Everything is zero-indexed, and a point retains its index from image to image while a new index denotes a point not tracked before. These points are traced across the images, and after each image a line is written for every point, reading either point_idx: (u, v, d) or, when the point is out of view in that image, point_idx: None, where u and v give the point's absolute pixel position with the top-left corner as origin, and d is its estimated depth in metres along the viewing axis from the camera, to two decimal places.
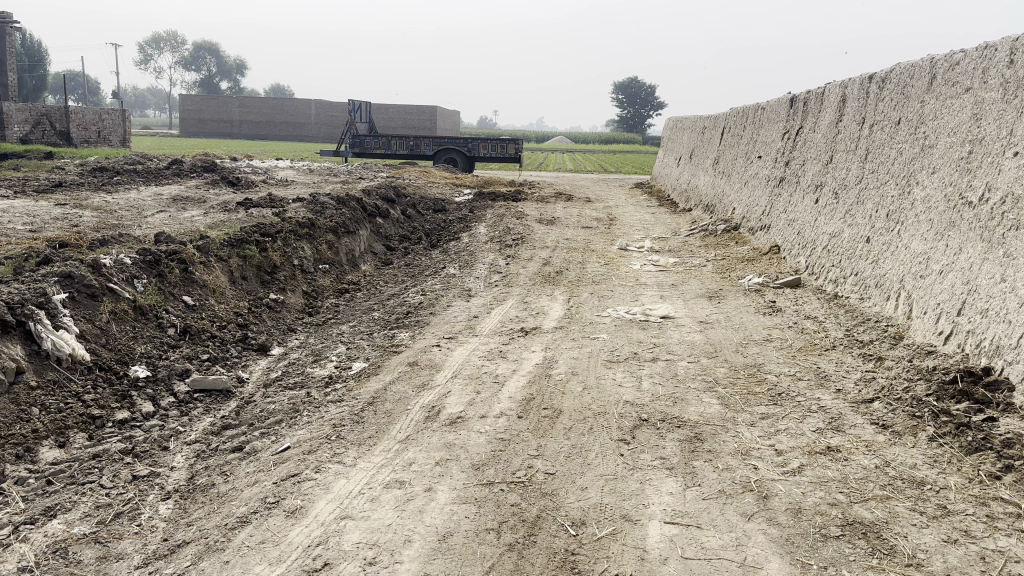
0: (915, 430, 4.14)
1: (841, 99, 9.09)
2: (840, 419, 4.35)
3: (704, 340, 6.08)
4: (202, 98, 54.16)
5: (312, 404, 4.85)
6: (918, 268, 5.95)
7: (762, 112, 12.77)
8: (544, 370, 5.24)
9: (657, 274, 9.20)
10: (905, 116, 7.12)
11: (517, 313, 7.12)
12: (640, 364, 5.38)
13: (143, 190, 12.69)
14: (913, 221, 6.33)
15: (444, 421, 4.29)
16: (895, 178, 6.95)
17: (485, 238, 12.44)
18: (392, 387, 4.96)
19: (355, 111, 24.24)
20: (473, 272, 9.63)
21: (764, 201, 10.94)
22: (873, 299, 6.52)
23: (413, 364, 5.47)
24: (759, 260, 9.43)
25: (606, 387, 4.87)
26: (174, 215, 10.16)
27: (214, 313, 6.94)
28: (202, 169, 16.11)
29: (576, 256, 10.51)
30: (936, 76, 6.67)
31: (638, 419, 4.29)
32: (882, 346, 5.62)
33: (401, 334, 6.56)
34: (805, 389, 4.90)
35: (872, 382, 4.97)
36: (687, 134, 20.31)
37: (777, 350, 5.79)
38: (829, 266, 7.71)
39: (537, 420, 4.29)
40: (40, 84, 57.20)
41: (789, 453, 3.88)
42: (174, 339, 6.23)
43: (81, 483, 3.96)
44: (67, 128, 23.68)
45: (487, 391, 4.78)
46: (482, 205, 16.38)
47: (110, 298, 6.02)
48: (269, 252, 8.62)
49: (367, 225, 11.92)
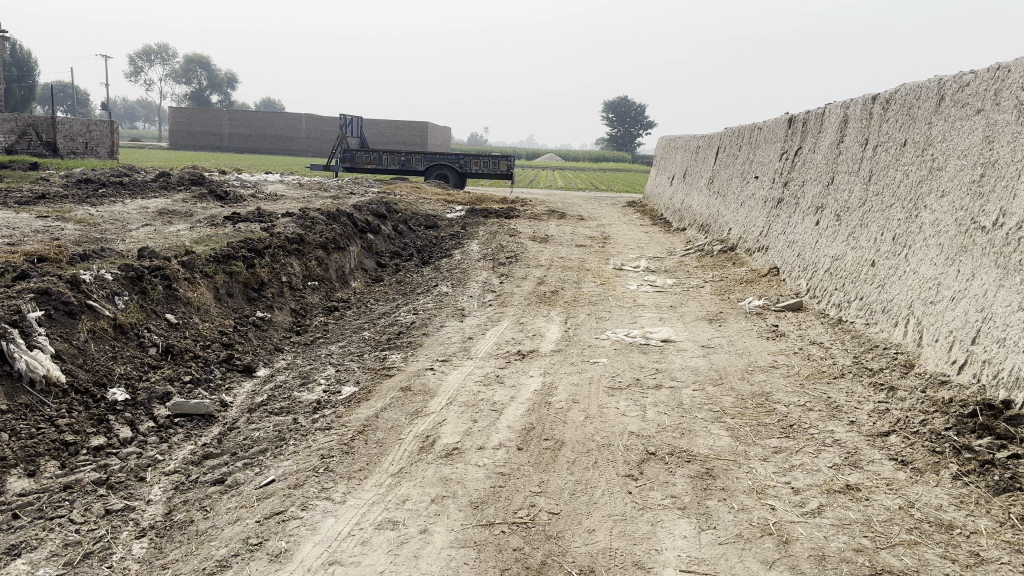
0: (938, 468, 3.93)
1: (842, 119, 8.95)
2: (856, 455, 4.14)
3: (707, 365, 5.87)
4: (192, 111, 54.04)
5: (299, 432, 4.57)
6: (928, 294, 5.76)
7: (758, 131, 12.64)
8: (544, 397, 4.99)
9: (654, 295, 8.99)
10: (911, 137, 6.97)
11: (513, 335, 6.88)
12: (643, 392, 5.14)
13: (128, 203, 12.37)
14: (922, 245, 6.15)
15: (439, 452, 4.04)
16: (901, 201, 6.78)
17: (479, 255, 12.22)
18: (384, 414, 4.70)
19: (346, 126, 24.07)
20: (466, 291, 9.40)
21: (761, 222, 10.77)
22: (879, 325, 6.33)
23: (405, 389, 5.21)
24: (757, 282, 9.24)
25: (608, 416, 4.63)
26: (160, 229, 9.89)
27: (198, 332, 6.68)
28: (189, 182, 15.84)
29: (571, 275, 10.31)
30: (944, 98, 6.52)
31: (645, 452, 4.06)
32: (893, 375, 5.43)
33: (392, 356, 6.31)
34: (818, 420, 4.68)
35: (886, 414, 4.76)
36: (680, 154, 20.20)
37: (784, 378, 5.58)
38: (832, 289, 7.52)
39: (539, 452, 4.04)
40: (28, 94, 56.73)
41: (807, 492, 3.67)
42: (155, 360, 5.96)
43: (50, 518, 3.69)
44: (54, 139, 23.46)
45: (485, 420, 4.53)
46: (474, 222, 16.19)
47: (89, 316, 5.76)
48: (256, 269, 8.36)
49: (357, 241, 11.68)
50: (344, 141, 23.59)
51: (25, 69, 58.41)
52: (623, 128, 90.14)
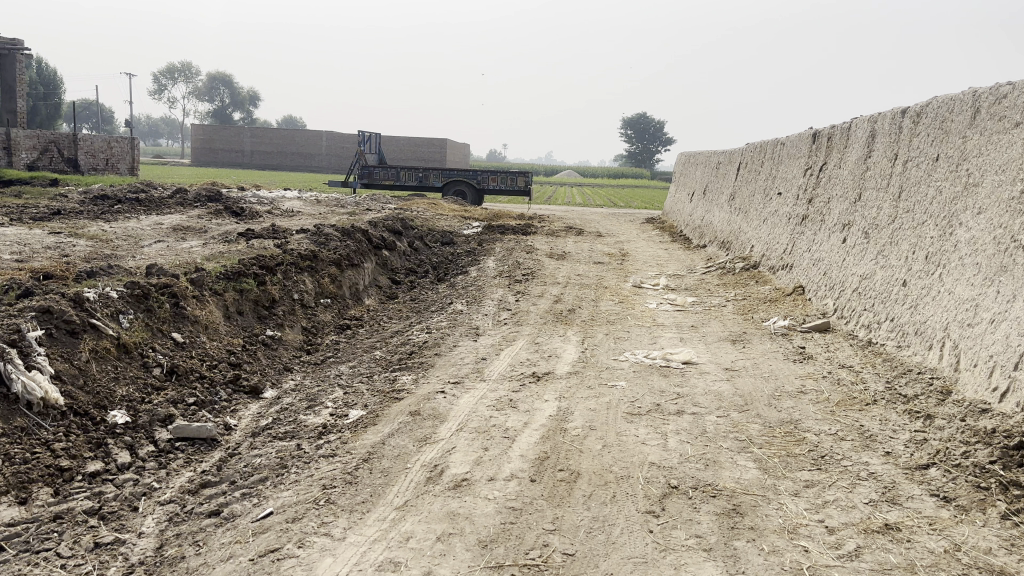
0: (984, 506, 3.64)
1: (870, 134, 8.68)
2: (894, 490, 3.86)
3: (731, 390, 5.60)
4: (214, 128, 54.51)
5: (302, 459, 4.36)
6: (964, 316, 5.48)
7: (781, 147, 12.38)
8: (560, 423, 4.75)
9: (675, 314, 8.74)
10: (944, 152, 6.70)
11: (528, 356, 6.65)
12: (664, 419, 4.87)
13: (142, 219, 12.29)
14: (957, 265, 5.86)
15: (447, 484, 3.80)
16: (934, 218, 6.50)
17: (495, 272, 12.03)
18: (391, 440, 4.48)
19: (365, 142, 24.01)
20: (482, 309, 9.20)
21: (785, 239, 10.50)
22: (912, 348, 6.04)
23: (414, 413, 4.97)
24: (782, 301, 8.97)
25: (628, 444, 4.38)
26: (173, 246, 9.76)
27: (205, 351, 6.50)
28: (205, 198, 15.77)
29: (589, 293, 10.07)
30: (980, 111, 6.25)
31: (667, 486, 3.80)
32: (929, 402, 5.13)
33: (403, 377, 6.10)
34: (851, 451, 4.41)
35: (924, 445, 4.46)
36: (700, 170, 19.96)
37: (813, 404, 5.30)
38: (861, 310, 7.24)
39: (553, 484, 3.79)
40: (53, 112, 57.38)
41: (842, 531, 3.41)
42: (159, 381, 5.77)
43: (36, 551, 3.48)
44: (74, 155, 23.57)
45: (497, 448, 4.28)
46: (491, 238, 16.00)
47: (91, 335, 5.59)
48: (267, 286, 8.19)
49: (372, 257, 11.52)
50: (362, 157, 23.53)
51: (51, 87, 59.10)
52: (642, 144, 89.90)
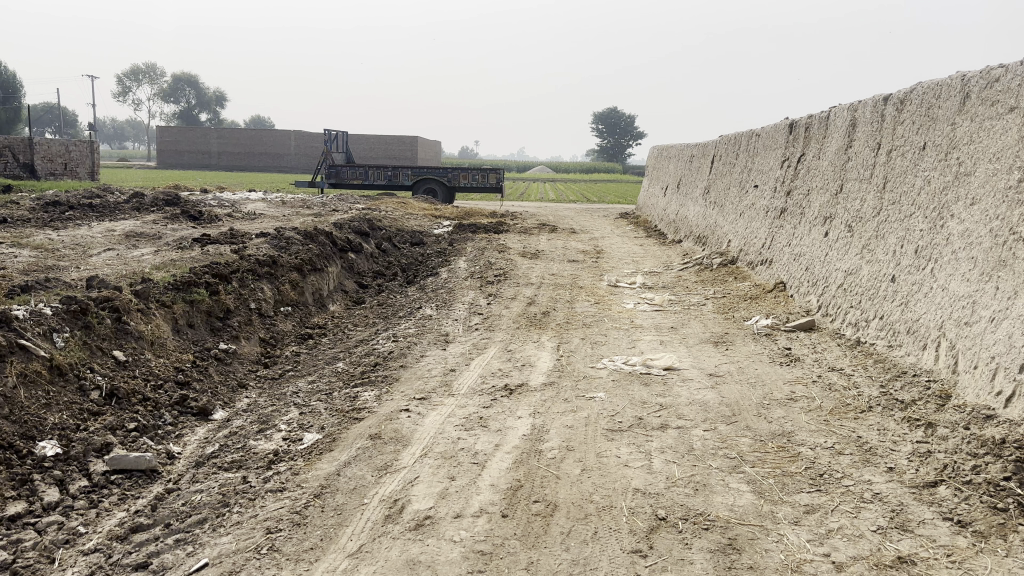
0: (1005, 531, 3.28)
1: (850, 122, 8.36)
2: (903, 515, 3.49)
3: (718, 399, 5.22)
4: (179, 130, 53.47)
5: (247, 495, 3.91)
6: (961, 314, 5.14)
7: (756, 138, 12.08)
8: (533, 444, 4.34)
9: (653, 314, 8.37)
10: (931, 140, 6.38)
11: (500, 366, 6.22)
12: (647, 436, 4.47)
13: (93, 226, 11.70)
14: (950, 259, 5.54)
15: (408, 523, 3.37)
16: (923, 210, 6.18)
17: (466, 273, 11.61)
18: (348, 471, 4.04)
19: (332, 141, 23.38)
20: (451, 314, 8.77)
21: (763, 233, 10.18)
22: (904, 348, 5.72)
23: (375, 437, 4.53)
24: (763, 298, 8.64)
25: (609, 468, 3.98)
26: (123, 255, 9.21)
27: (150, 370, 6.00)
28: (164, 203, 15.15)
29: (563, 294, 9.68)
30: (970, 96, 5.92)
31: (654, 518, 3.40)
32: (927, 409, 4.78)
33: (365, 394, 5.64)
34: (850, 468, 4.05)
35: (929, 459, 4.10)
36: (673, 164, 19.65)
37: (805, 413, 4.94)
38: (847, 307, 6.92)
39: (527, 520, 3.38)
40: (13, 116, 55.70)
41: (851, 568, 3.04)
42: (97, 405, 5.27)
43: None
44: (31, 160, 22.66)
45: (465, 477, 3.86)
46: (461, 237, 15.56)
47: (20, 357, 5.07)
48: (220, 295, 7.67)
49: (337, 260, 11.04)
50: (330, 157, 22.94)
51: (10, 90, 57.31)
52: (614, 138, 89.86)
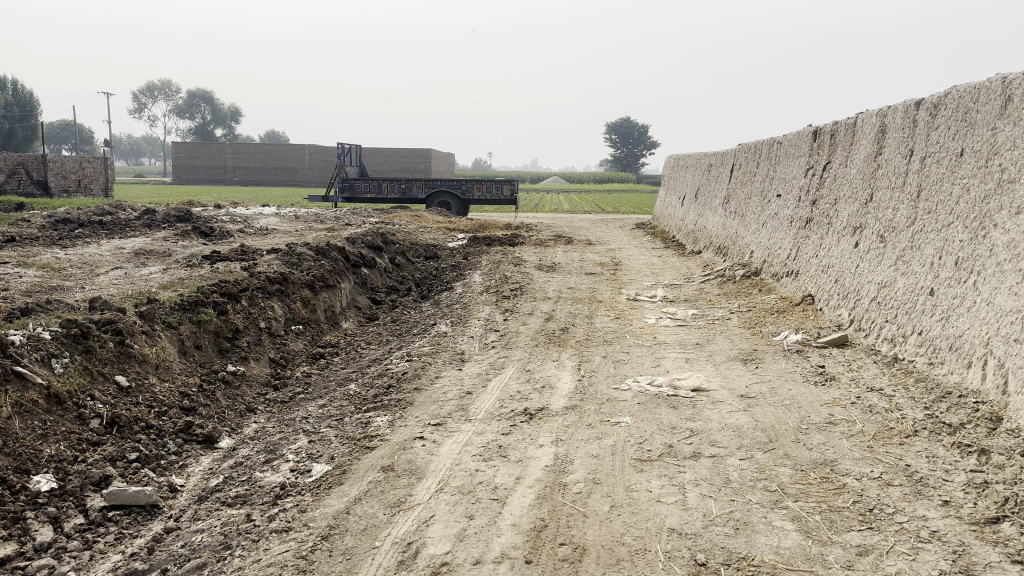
0: None
1: (879, 129, 8.03)
2: (966, 557, 3.17)
3: (750, 423, 4.91)
4: (194, 146, 53.71)
5: (252, 535, 3.64)
6: (1009, 330, 4.80)
7: (777, 147, 11.75)
8: (558, 476, 4.04)
9: (676, 330, 8.07)
10: (969, 146, 6.07)
11: (519, 387, 5.93)
12: (679, 466, 4.17)
13: (103, 244, 11.53)
14: (995, 272, 5.21)
15: (423, 571, 3.09)
16: (963, 220, 5.86)
17: (481, 288, 11.34)
18: (358, 508, 3.76)
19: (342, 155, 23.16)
20: (467, 330, 8.50)
21: (788, 243, 9.85)
22: (947, 366, 5.39)
23: (387, 469, 4.26)
24: (791, 312, 8.32)
25: (640, 504, 3.68)
26: (131, 274, 9.01)
27: (155, 396, 5.75)
28: (176, 219, 14.99)
29: (582, 309, 9.39)
30: (1012, 98, 5.59)
31: (692, 563, 3.10)
32: (978, 433, 4.45)
33: (377, 419, 5.37)
34: (901, 502, 3.72)
35: (987, 491, 3.77)
36: (690, 174, 19.32)
37: (846, 439, 4.62)
38: (882, 321, 6.59)
39: (553, 568, 3.08)
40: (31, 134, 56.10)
41: None
42: (97, 435, 5.00)
43: None
44: (45, 178, 22.63)
45: (484, 516, 3.57)
46: (476, 251, 15.30)
47: (16, 387, 4.81)
48: (228, 315, 7.43)
49: (349, 276, 10.80)
50: (343, 171, 22.76)
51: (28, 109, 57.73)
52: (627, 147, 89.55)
